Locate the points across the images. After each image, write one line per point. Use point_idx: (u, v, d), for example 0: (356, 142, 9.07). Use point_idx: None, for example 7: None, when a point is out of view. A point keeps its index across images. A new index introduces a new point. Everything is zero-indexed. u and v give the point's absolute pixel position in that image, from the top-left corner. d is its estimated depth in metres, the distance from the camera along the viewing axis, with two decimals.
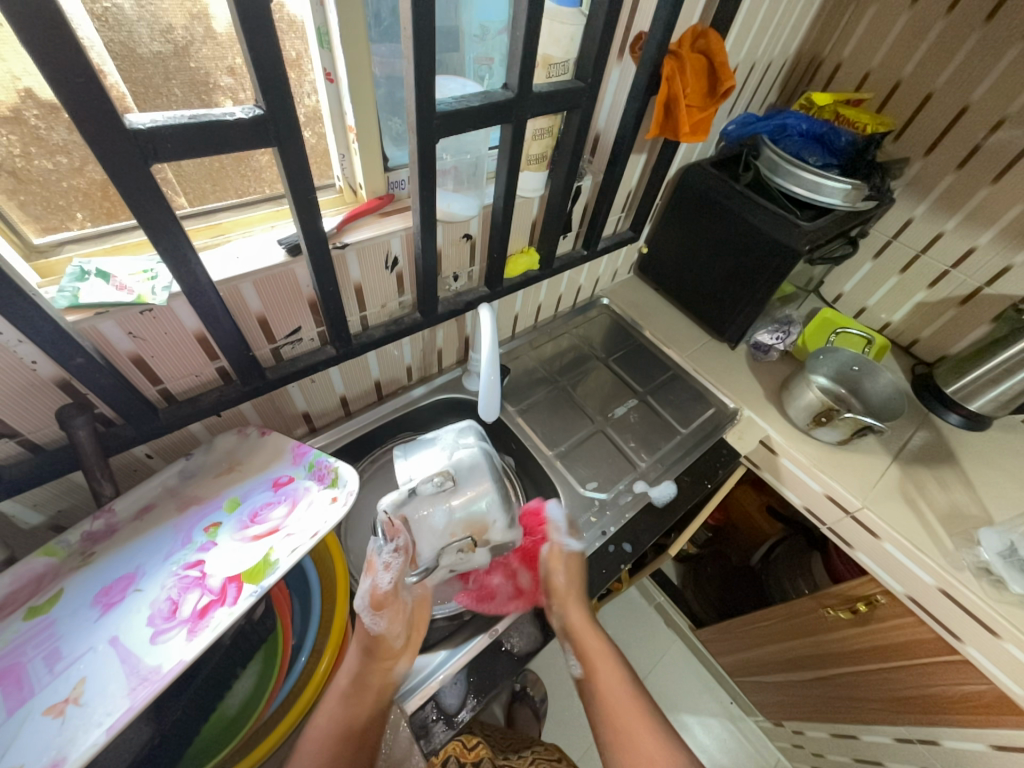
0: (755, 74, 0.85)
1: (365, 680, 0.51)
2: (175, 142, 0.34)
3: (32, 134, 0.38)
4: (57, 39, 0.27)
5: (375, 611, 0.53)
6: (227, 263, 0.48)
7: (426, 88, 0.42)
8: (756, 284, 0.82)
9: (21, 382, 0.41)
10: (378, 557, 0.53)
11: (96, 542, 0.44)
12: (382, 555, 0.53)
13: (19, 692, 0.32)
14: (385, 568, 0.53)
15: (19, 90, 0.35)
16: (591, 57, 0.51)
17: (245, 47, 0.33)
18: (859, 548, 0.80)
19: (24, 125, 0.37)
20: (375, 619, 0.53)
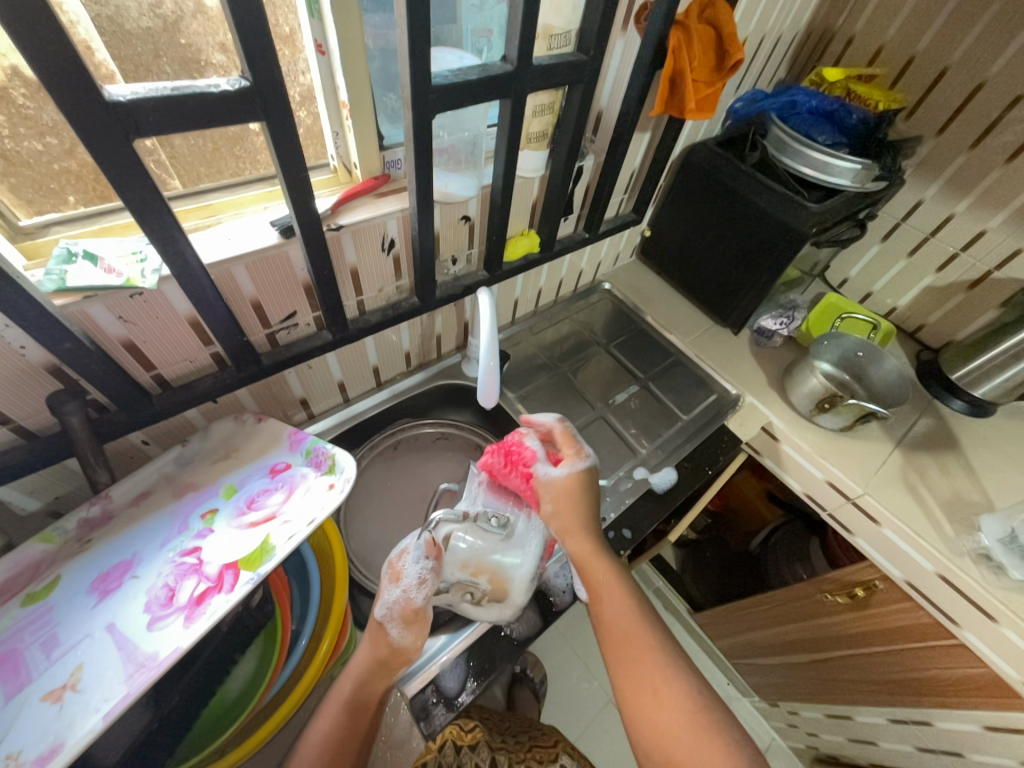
0: (763, 49, 0.82)
1: (365, 691, 0.49)
2: (157, 116, 0.32)
3: (19, 113, 0.37)
4: (29, 4, 0.26)
5: (405, 624, 0.51)
6: (219, 246, 0.47)
7: (420, 61, 0.40)
8: (762, 268, 0.80)
9: (10, 368, 0.40)
10: (410, 569, 0.52)
11: (93, 529, 0.43)
12: (416, 568, 0.52)
13: (18, 678, 0.32)
14: (421, 585, 0.52)
15: (5, 67, 0.34)
16: (594, 27, 0.49)
17: (229, 16, 0.31)
18: (859, 534, 0.80)
19: (10, 103, 0.36)
20: (401, 630, 0.51)
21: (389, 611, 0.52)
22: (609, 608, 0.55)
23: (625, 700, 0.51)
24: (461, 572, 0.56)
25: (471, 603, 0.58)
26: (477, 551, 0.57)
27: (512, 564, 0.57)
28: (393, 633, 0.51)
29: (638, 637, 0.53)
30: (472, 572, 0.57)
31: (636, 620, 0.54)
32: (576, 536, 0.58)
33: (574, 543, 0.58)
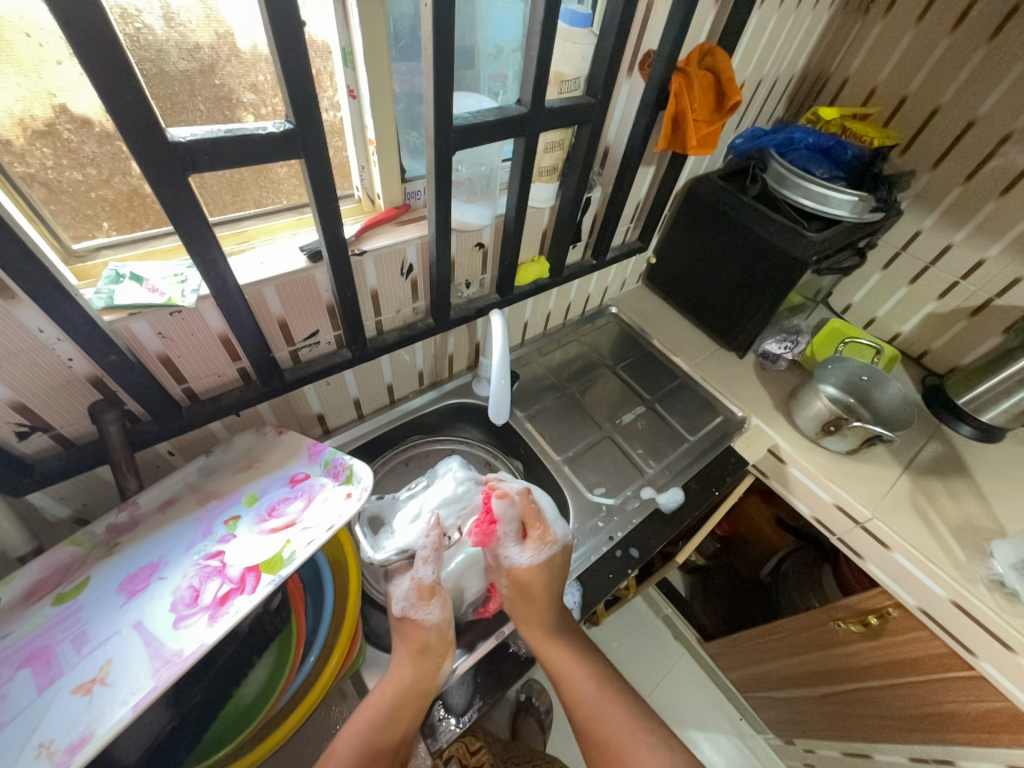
0: (762, 90, 0.87)
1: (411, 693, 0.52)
2: (210, 154, 0.36)
3: (65, 146, 0.40)
4: (109, 58, 0.30)
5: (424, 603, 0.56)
6: (251, 269, 0.50)
7: (444, 104, 0.44)
8: (764, 294, 0.82)
9: (57, 378, 0.43)
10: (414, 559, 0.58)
11: (121, 533, 0.46)
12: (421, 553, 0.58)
13: (50, 671, 0.34)
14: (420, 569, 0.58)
15: (56, 106, 0.38)
16: (601, 73, 0.54)
17: (278, 67, 0.36)
18: (870, 559, 0.79)
19: (57, 137, 0.39)
20: (426, 609, 0.56)
21: (408, 601, 0.56)
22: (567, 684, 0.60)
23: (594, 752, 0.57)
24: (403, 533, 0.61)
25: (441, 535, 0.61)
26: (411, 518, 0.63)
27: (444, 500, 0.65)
28: (420, 620, 0.55)
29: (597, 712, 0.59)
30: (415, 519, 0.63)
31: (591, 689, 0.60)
32: (536, 615, 0.58)
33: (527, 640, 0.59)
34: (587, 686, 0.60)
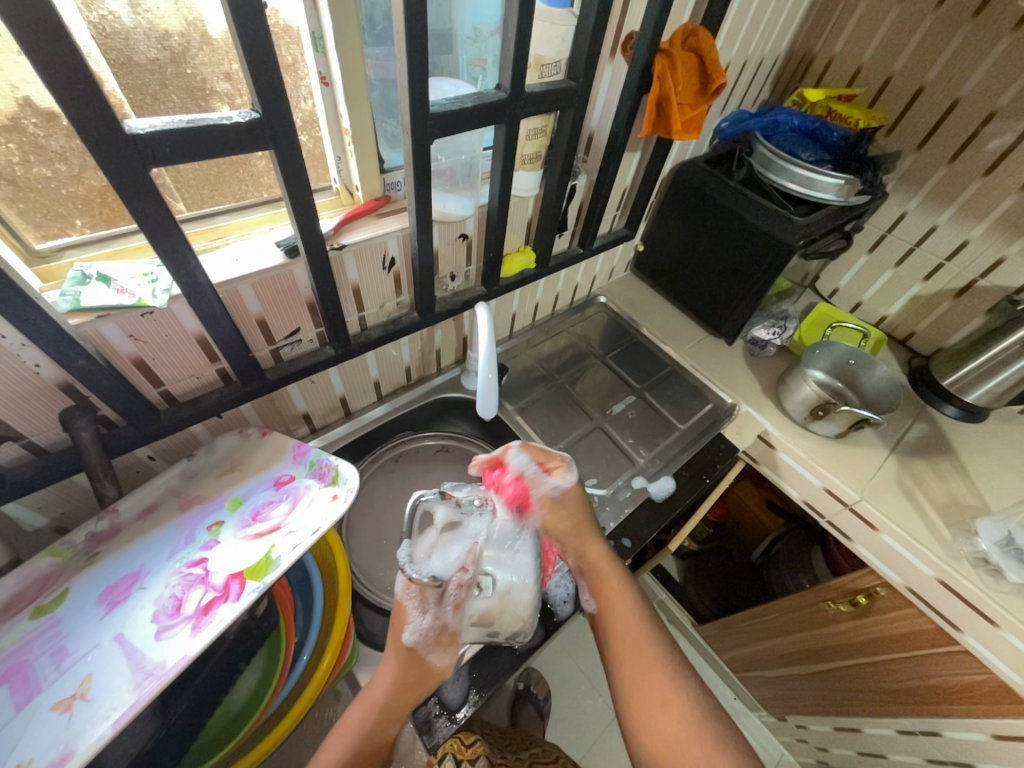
0: (747, 72, 0.85)
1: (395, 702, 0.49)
2: (173, 147, 0.34)
3: (30, 141, 0.38)
4: (59, 47, 0.28)
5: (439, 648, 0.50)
6: (226, 266, 0.49)
7: (419, 90, 0.42)
8: (752, 280, 0.82)
9: (24, 385, 0.41)
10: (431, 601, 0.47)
11: (100, 542, 0.44)
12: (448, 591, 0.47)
13: (27, 688, 0.33)
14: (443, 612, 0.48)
15: (18, 98, 0.36)
16: (583, 56, 0.52)
17: (241, 55, 0.34)
18: (858, 541, 0.80)
19: (21, 132, 0.37)
20: (441, 653, 0.50)
21: (424, 639, 0.49)
22: (615, 617, 0.58)
23: (625, 699, 0.53)
24: (445, 547, 0.51)
25: (489, 569, 0.51)
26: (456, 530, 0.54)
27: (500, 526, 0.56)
28: (429, 661, 0.50)
29: (641, 654, 0.54)
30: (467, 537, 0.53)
31: (642, 628, 0.56)
32: (585, 521, 0.61)
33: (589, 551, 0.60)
34: (633, 627, 0.57)
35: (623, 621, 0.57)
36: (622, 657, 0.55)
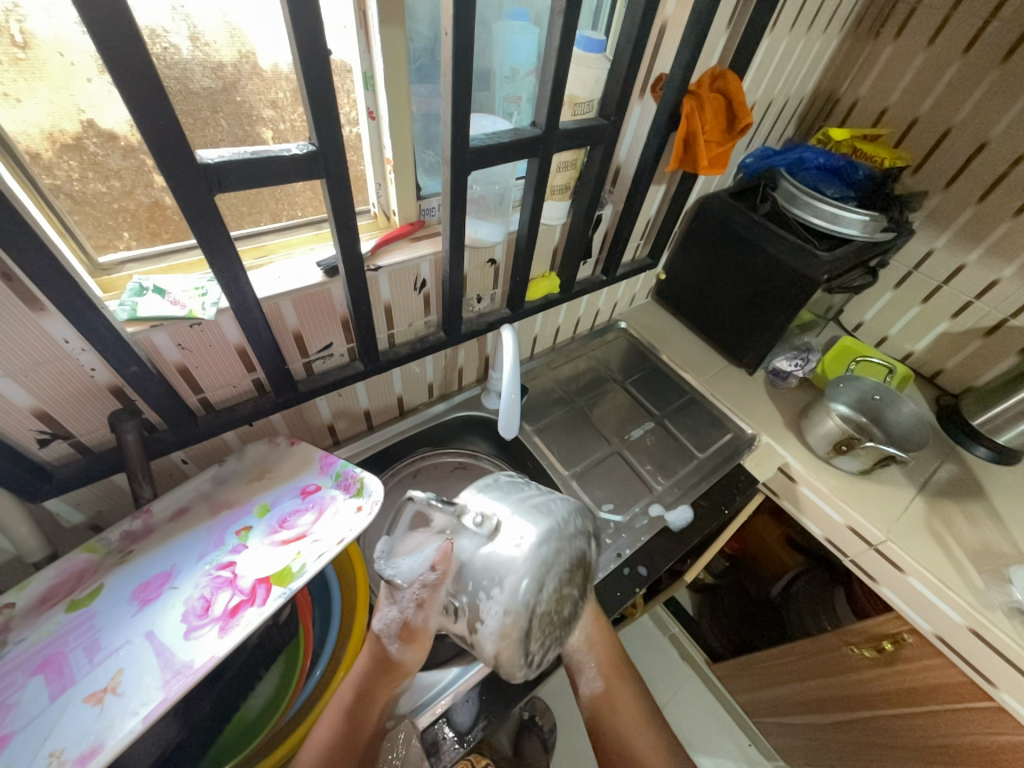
0: (772, 110, 0.88)
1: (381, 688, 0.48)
2: (237, 174, 0.37)
3: (90, 159, 0.42)
4: (148, 86, 0.31)
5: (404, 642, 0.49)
6: (269, 283, 0.51)
7: (461, 125, 0.45)
8: (775, 312, 0.82)
9: (79, 387, 0.44)
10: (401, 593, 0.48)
11: (134, 541, 0.46)
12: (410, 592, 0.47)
13: (61, 679, 0.34)
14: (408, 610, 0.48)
15: (83, 121, 0.40)
16: (616, 96, 0.55)
17: (304, 93, 0.37)
18: (884, 582, 0.78)
19: (83, 151, 0.41)
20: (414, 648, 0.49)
21: (389, 628, 0.49)
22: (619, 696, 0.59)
23: None
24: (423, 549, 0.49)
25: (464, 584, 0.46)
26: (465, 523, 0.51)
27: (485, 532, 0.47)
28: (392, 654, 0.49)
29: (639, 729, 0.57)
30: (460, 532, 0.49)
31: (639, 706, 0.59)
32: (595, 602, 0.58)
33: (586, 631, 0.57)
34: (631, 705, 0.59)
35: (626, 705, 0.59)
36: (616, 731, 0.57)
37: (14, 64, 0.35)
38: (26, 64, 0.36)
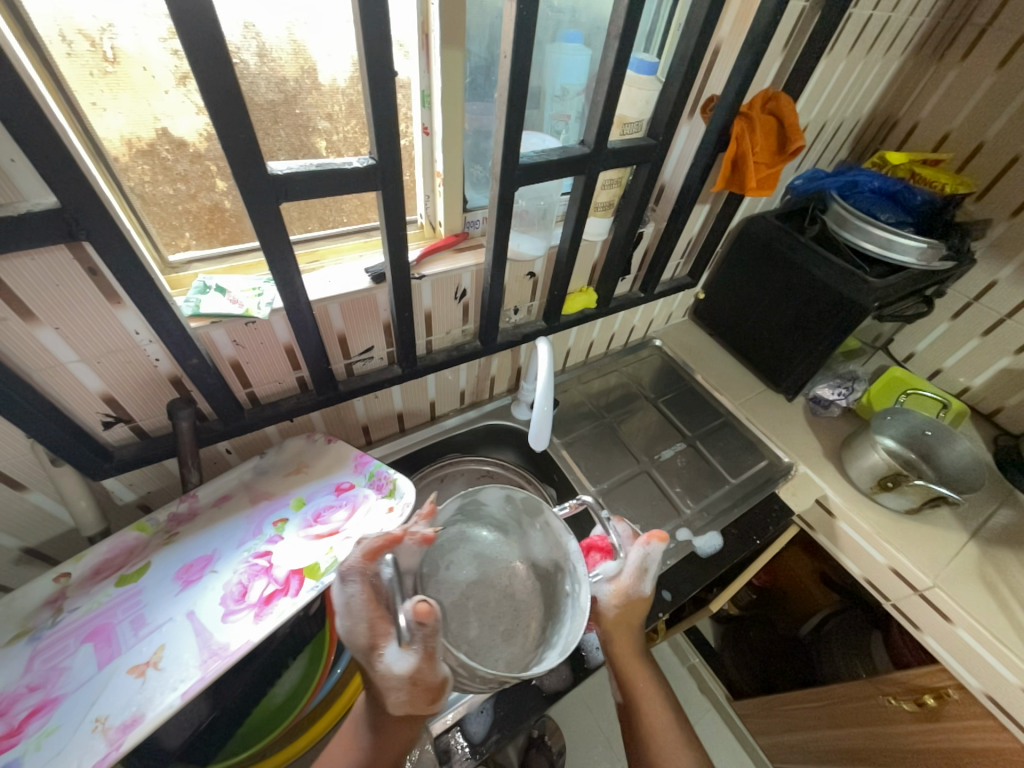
0: (826, 132, 0.86)
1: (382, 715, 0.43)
2: (302, 185, 0.40)
3: (161, 164, 0.45)
4: (230, 103, 0.34)
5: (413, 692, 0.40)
6: (320, 286, 0.54)
7: (513, 143, 0.46)
8: (820, 337, 0.80)
9: (144, 375, 0.47)
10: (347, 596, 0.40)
11: (180, 523, 0.48)
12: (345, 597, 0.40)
13: (110, 649, 0.36)
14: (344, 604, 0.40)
15: (159, 129, 0.43)
16: (665, 117, 0.55)
17: (369, 112, 0.39)
18: (928, 631, 0.73)
19: (156, 156, 0.44)
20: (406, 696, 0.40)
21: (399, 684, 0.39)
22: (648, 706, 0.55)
23: None
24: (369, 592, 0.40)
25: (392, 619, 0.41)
26: (541, 526, 0.56)
27: (482, 506, 0.57)
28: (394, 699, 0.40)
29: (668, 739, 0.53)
30: (518, 512, 0.57)
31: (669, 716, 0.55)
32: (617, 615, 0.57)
33: (614, 644, 0.57)
34: (659, 711, 0.55)
35: (659, 726, 0.54)
36: (643, 738, 0.54)
37: (103, 77, 0.39)
38: (113, 77, 0.39)
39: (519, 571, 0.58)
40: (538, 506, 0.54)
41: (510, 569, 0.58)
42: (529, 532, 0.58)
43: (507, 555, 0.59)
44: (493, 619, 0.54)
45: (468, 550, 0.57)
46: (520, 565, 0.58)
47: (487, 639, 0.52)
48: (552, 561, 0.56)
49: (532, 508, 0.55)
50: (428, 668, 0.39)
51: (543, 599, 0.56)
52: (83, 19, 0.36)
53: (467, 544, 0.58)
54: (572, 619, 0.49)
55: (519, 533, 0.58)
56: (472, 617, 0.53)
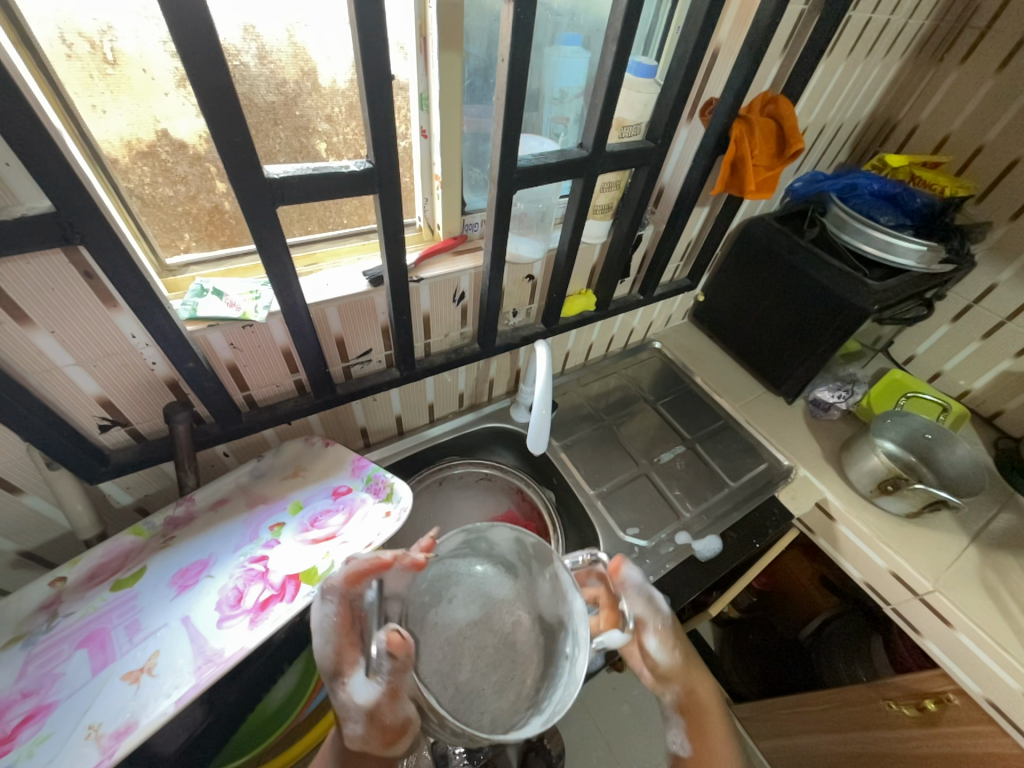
0: (825, 135, 0.85)
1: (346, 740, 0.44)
2: (300, 188, 0.40)
3: (161, 165, 0.45)
4: (227, 104, 0.34)
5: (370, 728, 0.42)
6: (318, 289, 0.54)
7: (511, 146, 0.46)
8: (819, 340, 0.80)
9: (141, 379, 0.47)
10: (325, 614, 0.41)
11: (176, 526, 0.48)
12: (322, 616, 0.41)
13: (103, 654, 0.36)
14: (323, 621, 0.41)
15: (159, 130, 0.43)
16: (663, 120, 0.55)
17: (366, 115, 0.39)
18: (929, 636, 0.72)
19: (156, 158, 0.44)
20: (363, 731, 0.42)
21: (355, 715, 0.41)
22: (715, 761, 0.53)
23: None
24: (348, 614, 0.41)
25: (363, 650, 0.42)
26: (549, 576, 0.48)
27: (491, 543, 0.51)
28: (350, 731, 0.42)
29: None
30: (527, 556, 0.50)
31: None
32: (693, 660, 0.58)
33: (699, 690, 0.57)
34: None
35: None
36: None
37: (103, 79, 0.39)
38: (113, 79, 0.39)
39: (525, 620, 0.52)
40: (548, 554, 0.47)
41: (514, 617, 0.52)
42: (536, 578, 0.51)
43: (513, 599, 0.53)
44: (487, 667, 0.49)
45: (472, 587, 0.52)
46: (526, 614, 0.52)
47: (477, 687, 0.48)
48: (558, 619, 0.48)
49: (541, 555, 0.48)
50: (388, 705, 0.42)
51: (543, 655, 0.50)
52: (83, 22, 0.36)
53: (474, 582, 0.52)
54: (566, 684, 0.43)
55: (528, 578, 0.52)
56: (464, 661, 0.49)
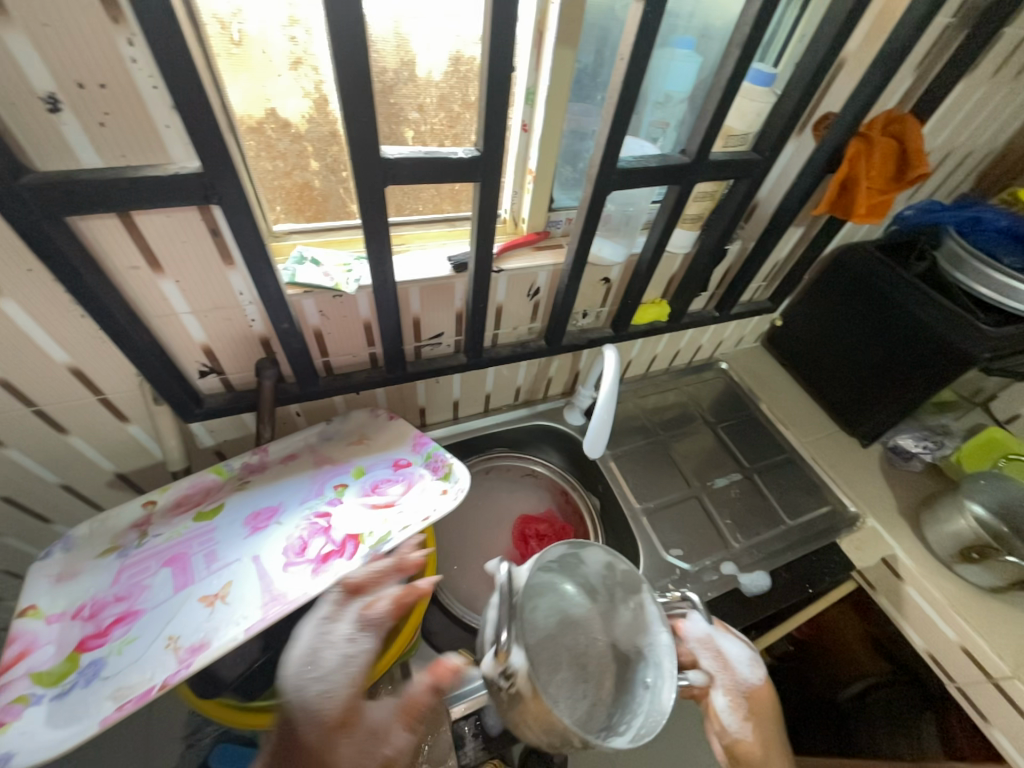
0: (948, 162, 0.78)
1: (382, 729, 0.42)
2: (409, 171, 0.42)
3: (266, 142, 0.48)
4: (358, 86, 0.36)
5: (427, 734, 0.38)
6: (406, 269, 0.56)
7: (615, 146, 0.46)
8: (909, 383, 0.73)
9: (240, 333, 0.52)
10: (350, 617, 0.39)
11: (252, 471, 0.52)
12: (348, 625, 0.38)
13: (185, 576, 0.40)
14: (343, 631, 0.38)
15: (269, 110, 0.46)
16: (775, 131, 0.53)
17: (481, 105, 0.40)
18: (998, 726, 0.65)
19: (263, 135, 0.48)
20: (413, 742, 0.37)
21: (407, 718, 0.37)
22: None
23: None
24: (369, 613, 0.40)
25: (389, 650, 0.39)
26: (632, 605, 0.56)
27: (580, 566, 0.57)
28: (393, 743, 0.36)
29: None
30: (612, 583, 0.57)
31: None
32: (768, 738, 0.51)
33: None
34: None
35: None
36: None
37: (228, 58, 0.42)
38: (237, 58, 0.42)
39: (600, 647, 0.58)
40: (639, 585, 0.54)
41: (590, 638, 0.58)
42: (618, 606, 0.57)
43: (591, 624, 0.58)
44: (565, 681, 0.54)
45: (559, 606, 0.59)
46: (601, 640, 0.58)
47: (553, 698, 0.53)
48: (636, 647, 0.55)
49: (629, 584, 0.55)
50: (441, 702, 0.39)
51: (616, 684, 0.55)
52: (219, 6, 0.39)
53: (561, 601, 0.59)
54: (649, 710, 0.48)
55: (606, 606, 0.59)
56: (546, 669, 0.55)
